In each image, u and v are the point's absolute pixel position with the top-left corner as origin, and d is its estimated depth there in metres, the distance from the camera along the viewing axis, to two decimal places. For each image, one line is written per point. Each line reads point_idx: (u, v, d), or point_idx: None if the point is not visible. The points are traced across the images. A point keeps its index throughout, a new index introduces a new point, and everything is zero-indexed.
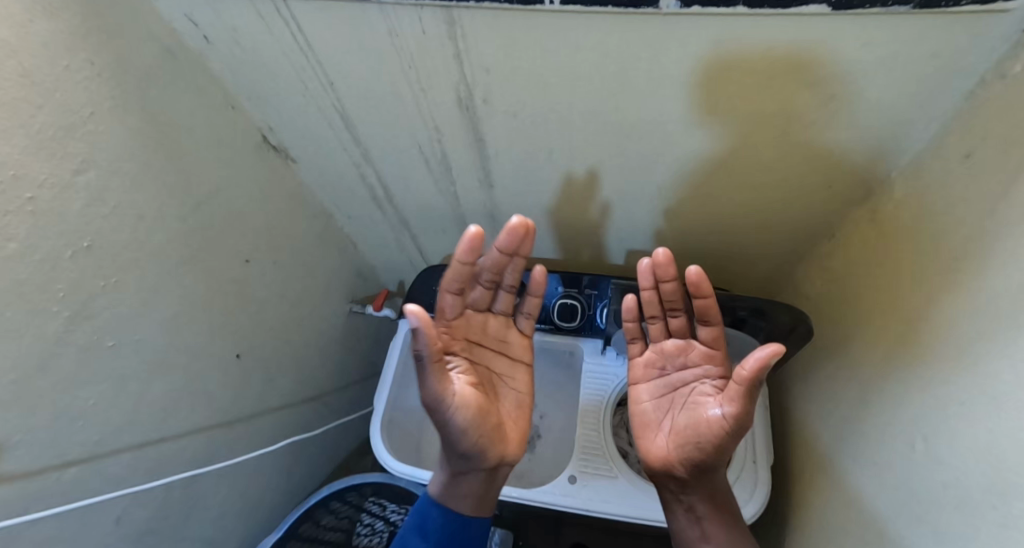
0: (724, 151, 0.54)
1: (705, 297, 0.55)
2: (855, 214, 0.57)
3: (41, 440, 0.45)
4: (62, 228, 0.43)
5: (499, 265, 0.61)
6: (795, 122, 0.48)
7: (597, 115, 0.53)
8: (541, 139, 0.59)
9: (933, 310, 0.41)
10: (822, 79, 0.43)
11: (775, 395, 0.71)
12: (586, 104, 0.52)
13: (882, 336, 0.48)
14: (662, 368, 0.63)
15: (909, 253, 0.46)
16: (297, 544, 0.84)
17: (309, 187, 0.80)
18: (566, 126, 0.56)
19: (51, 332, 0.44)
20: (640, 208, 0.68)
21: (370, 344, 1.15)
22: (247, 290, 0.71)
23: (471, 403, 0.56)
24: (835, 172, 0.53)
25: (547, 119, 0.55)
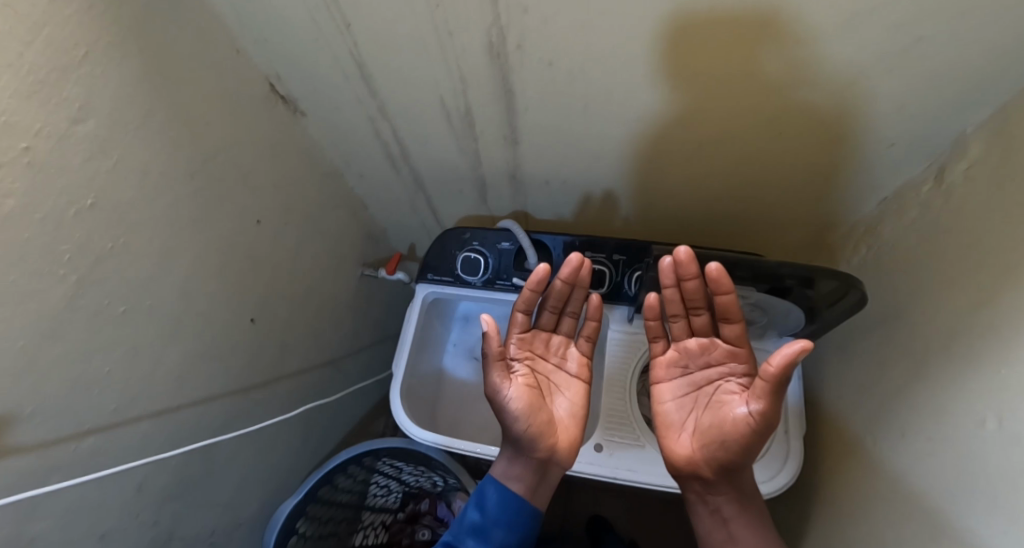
0: (783, 107, 0.49)
1: (729, 295, 0.52)
2: (913, 177, 0.53)
3: (57, 409, 0.43)
4: (63, 184, 0.39)
5: (561, 293, 0.65)
6: (873, 71, 0.43)
7: (638, 64, 0.48)
8: (575, 90, 0.54)
9: (1012, 284, 0.38)
10: (915, 18, 0.37)
11: (805, 365, 0.70)
12: (632, 52, 0.47)
13: (943, 308, 0.46)
14: (686, 366, 0.61)
15: (987, 220, 0.42)
16: (315, 507, 0.82)
17: (320, 143, 0.75)
18: (604, 76, 0.51)
19: (59, 297, 0.41)
20: (677, 169, 0.64)
21: (382, 308, 1.13)
22: (259, 252, 0.68)
23: (522, 403, 0.60)
24: (899, 134, 0.49)
25: (585, 68, 0.50)
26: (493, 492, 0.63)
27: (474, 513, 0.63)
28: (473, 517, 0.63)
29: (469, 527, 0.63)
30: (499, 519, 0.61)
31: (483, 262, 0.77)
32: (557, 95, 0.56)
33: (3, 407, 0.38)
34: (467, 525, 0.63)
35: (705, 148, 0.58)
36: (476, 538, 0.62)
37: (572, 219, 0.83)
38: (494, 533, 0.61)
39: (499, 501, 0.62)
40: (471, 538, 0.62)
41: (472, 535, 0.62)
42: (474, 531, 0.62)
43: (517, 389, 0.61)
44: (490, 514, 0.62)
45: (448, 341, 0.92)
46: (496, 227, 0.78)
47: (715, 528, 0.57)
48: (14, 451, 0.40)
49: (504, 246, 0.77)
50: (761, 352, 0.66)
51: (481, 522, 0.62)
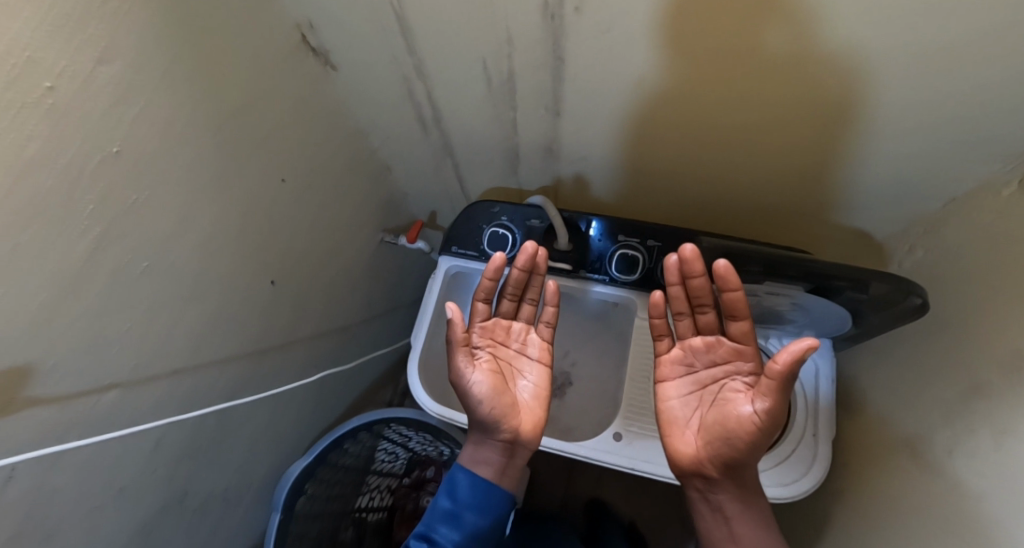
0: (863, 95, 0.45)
1: (733, 291, 0.51)
2: (994, 180, 0.49)
3: (75, 365, 0.42)
4: (88, 130, 0.37)
5: (519, 280, 0.64)
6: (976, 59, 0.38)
7: (703, 37, 0.44)
8: (631, 61, 0.50)
9: None
10: None
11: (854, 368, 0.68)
12: (700, 22, 0.42)
13: None
14: (691, 364, 0.59)
15: None
16: (322, 470, 0.82)
17: (348, 100, 0.71)
18: (665, 48, 0.47)
19: (80, 251, 0.39)
20: (728, 154, 0.60)
21: (398, 275, 1.11)
22: (281, 212, 0.66)
23: (488, 385, 0.58)
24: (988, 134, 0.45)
25: (644, 37, 0.46)
26: (466, 477, 0.61)
27: (445, 501, 0.61)
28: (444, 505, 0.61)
29: (439, 515, 0.60)
30: (472, 504, 0.60)
31: (510, 238, 0.74)
32: (609, 66, 0.51)
33: (24, 360, 0.37)
34: (439, 512, 0.60)
35: (730, 134, 0.56)
36: (449, 526, 0.59)
37: (604, 199, 0.80)
38: (467, 518, 0.60)
39: (473, 486, 0.60)
40: (444, 526, 0.59)
41: (444, 523, 0.60)
42: (444, 518, 0.60)
43: (480, 374, 0.59)
44: (464, 500, 0.60)
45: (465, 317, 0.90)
46: (527, 203, 0.74)
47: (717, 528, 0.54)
48: (35, 404, 0.39)
49: (533, 223, 0.74)
50: None
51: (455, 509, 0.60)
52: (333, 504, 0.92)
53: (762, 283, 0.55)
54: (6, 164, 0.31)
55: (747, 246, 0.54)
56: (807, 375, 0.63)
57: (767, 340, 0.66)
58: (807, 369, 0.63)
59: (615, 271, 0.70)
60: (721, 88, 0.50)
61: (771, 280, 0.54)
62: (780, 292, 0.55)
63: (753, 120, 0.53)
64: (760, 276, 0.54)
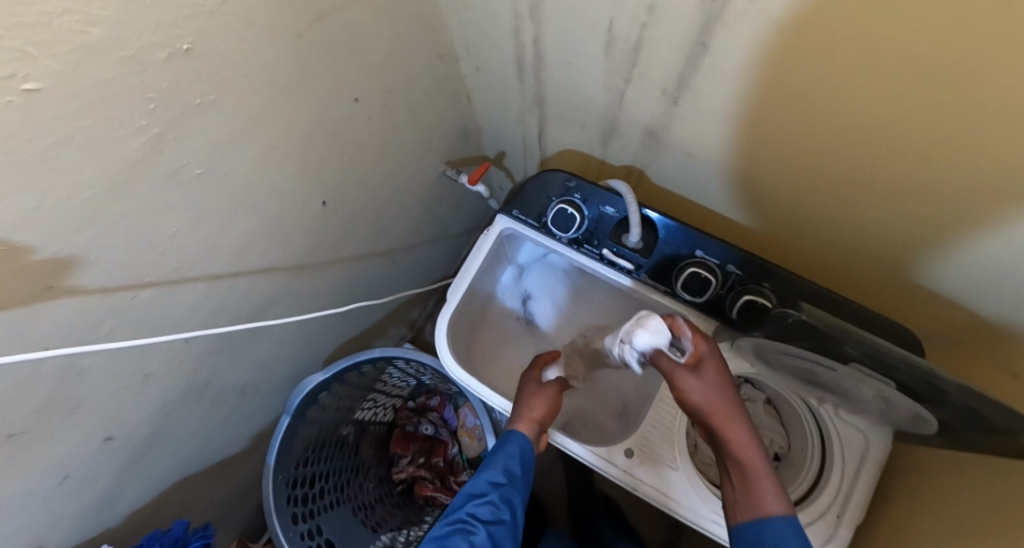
0: (916, 187, 0.45)
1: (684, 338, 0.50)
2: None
3: (119, 261, 0.40)
4: (158, 19, 0.32)
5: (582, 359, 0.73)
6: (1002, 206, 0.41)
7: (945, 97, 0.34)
8: (807, 73, 0.40)
9: None
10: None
11: (904, 466, 0.60)
12: (937, 71, 0.32)
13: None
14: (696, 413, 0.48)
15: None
16: (338, 384, 0.83)
17: (445, 17, 0.62)
18: (860, 73, 0.37)
19: (134, 151, 0.36)
20: (845, 185, 0.52)
21: (451, 209, 1.06)
22: (347, 132, 0.60)
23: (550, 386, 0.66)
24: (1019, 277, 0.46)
25: (868, 85, 0.38)
26: (523, 474, 0.60)
27: (492, 487, 0.59)
28: (494, 492, 0.59)
29: (488, 512, 0.58)
30: (518, 517, 0.60)
31: (578, 218, 0.67)
32: (793, 88, 0.43)
33: (64, 254, 0.35)
34: (476, 499, 0.59)
35: (859, 204, 0.53)
36: (498, 527, 0.58)
37: (692, 193, 0.70)
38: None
39: (513, 493, 0.60)
40: (487, 509, 0.58)
41: (495, 530, 0.58)
42: (504, 525, 0.58)
43: (533, 383, 0.65)
44: (503, 505, 0.59)
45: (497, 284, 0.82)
46: (608, 185, 0.67)
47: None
48: (76, 293, 0.38)
49: (605, 210, 0.66)
50: (845, 425, 0.61)
51: (505, 511, 0.59)
52: (340, 413, 0.93)
53: (851, 365, 0.47)
54: (62, 48, 0.27)
55: (841, 323, 0.45)
56: (850, 449, 0.60)
57: (820, 403, 0.63)
58: (855, 445, 0.60)
59: (680, 287, 0.63)
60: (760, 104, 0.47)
61: (861, 367, 0.46)
62: (863, 381, 0.47)
63: (876, 205, 0.51)
64: (850, 358, 0.47)
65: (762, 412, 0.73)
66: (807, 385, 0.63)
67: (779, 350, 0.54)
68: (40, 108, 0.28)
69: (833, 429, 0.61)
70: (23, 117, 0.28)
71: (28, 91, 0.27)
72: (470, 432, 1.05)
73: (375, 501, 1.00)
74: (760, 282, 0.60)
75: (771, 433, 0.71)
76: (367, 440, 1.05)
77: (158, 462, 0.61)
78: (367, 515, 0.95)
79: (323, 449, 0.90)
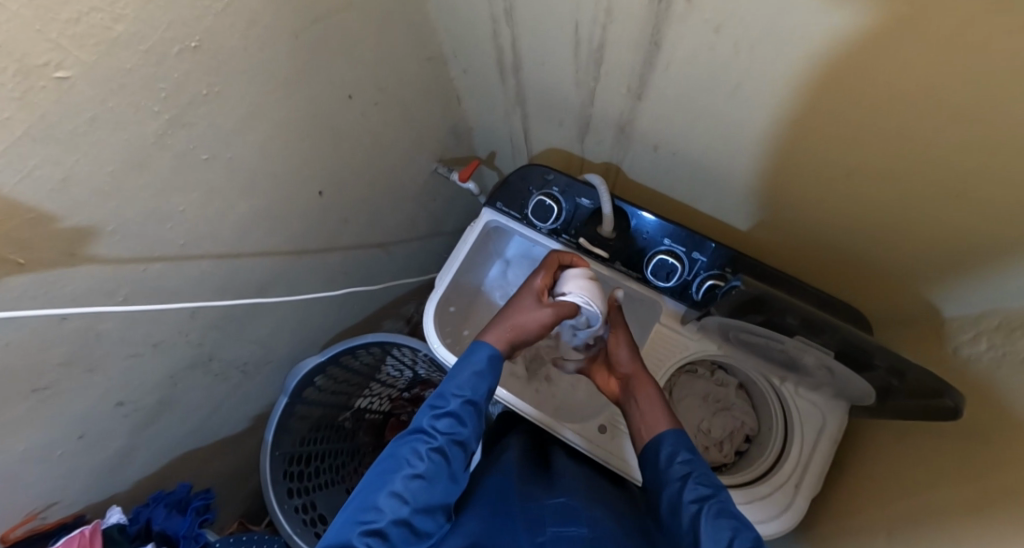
0: (863, 165, 0.50)
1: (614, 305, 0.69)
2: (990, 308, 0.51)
3: (134, 234, 0.46)
4: (172, 18, 0.37)
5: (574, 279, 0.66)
6: (939, 177, 0.46)
7: (880, 68, 0.39)
8: (752, 61, 0.45)
9: (1006, 504, 0.39)
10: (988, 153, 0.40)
11: (865, 440, 0.64)
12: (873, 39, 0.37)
13: (982, 472, 0.43)
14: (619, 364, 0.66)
15: (989, 413, 0.46)
16: (334, 368, 0.88)
17: (432, 23, 0.68)
18: (803, 56, 0.41)
19: (150, 133, 0.41)
20: (798, 171, 0.56)
21: (444, 207, 1.11)
22: (343, 127, 0.66)
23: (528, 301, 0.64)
24: (959, 249, 0.51)
25: (816, 65, 0.42)
26: (486, 385, 0.58)
27: (454, 396, 0.57)
28: (456, 404, 0.56)
29: (449, 425, 0.55)
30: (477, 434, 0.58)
31: (556, 209, 0.73)
32: (738, 79, 0.48)
33: (87, 222, 0.40)
34: (437, 411, 0.56)
35: (816, 189, 0.57)
36: (457, 440, 0.55)
37: (665, 187, 0.75)
38: (454, 463, 0.55)
39: (476, 407, 0.57)
40: (447, 421, 0.55)
41: (454, 444, 0.55)
42: (462, 440, 0.56)
43: (530, 297, 0.63)
44: (466, 417, 0.56)
45: (485, 280, 0.85)
46: (584, 178, 0.72)
47: (670, 452, 0.57)
48: (94, 260, 0.43)
49: (583, 202, 0.72)
50: (804, 403, 0.65)
51: (466, 422, 0.56)
52: (336, 399, 0.97)
53: (795, 336, 0.52)
54: (91, 41, 0.33)
55: (775, 291, 0.53)
56: (810, 424, 0.64)
57: (782, 383, 0.67)
58: (813, 420, 0.64)
59: (650, 273, 0.70)
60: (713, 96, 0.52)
61: (804, 337, 0.51)
62: (807, 351, 0.52)
63: (824, 190, 0.57)
64: (794, 329, 0.52)
65: (734, 396, 0.76)
66: (771, 365, 0.67)
67: (742, 328, 0.58)
68: (71, 92, 0.34)
69: (794, 407, 0.65)
70: (57, 99, 0.33)
71: (60, 78, 0.32)
72: None
73: None
74: (722, 267, 0.66)
75: (742, 415, 0.74)
76: (363, 428, 1.09)
77: (163, 430, 0.65)
78: None
79: (320, 431, 0.95)
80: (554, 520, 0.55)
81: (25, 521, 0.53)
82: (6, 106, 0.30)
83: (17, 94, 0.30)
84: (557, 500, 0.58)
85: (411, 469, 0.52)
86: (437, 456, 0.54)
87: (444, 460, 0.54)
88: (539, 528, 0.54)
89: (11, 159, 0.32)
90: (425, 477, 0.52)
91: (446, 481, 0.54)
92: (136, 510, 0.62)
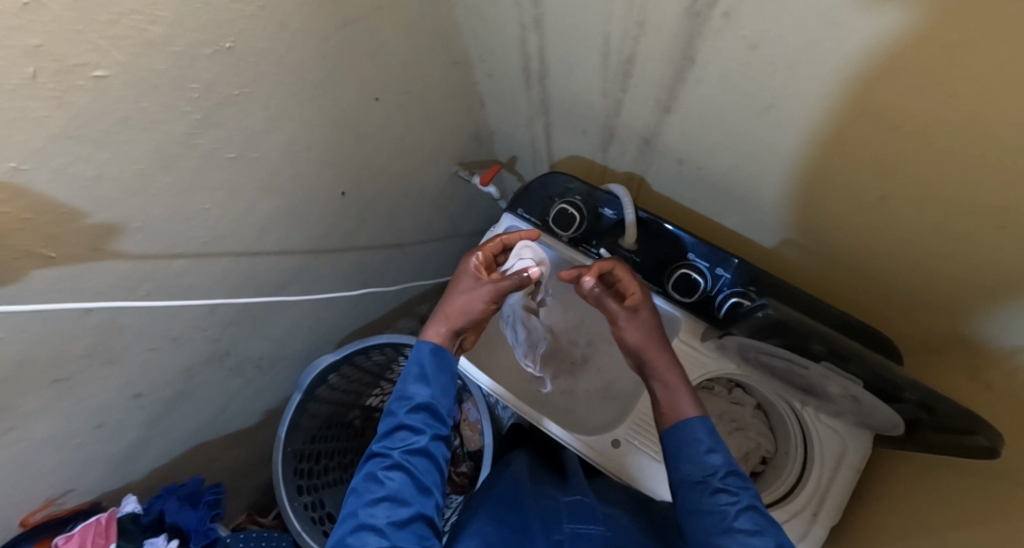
0: (900, 188, 0.48)
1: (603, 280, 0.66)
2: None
3: (158, 230, 0.46)
4: (206, 21, 0.37)
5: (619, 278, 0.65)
6: (983, 206, 0.43)
7: (924, 99, 0.38)
8: (788, 77, 0.43)
9: None
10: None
11: (890, 473, 0.61)
12: (915, 69, 0.36)
13: (1014, 517, 0.41)
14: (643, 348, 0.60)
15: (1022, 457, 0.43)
16: (346, 367, 0.88)
17: (461, 26, 0.67)
18: (843, 76, 0.40)
19: (179, 133, 0.42)
20: (830, 190, 0.54)
21: (463, 210, 1.10)
22: (367, 129, 0.66)
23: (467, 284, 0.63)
24: (996, 280, 0.48)
25: (856, 89, 0.41)
26: (433, 387, 0.57)
27: (401, 407, 0.56)
28: (405, 415, 0.55)
29: (402, 438, 0.54)
30: (443, 440, 0.56)
31: (578, 218, 0.72)
32: (774, 96, 0.46)
33: (115, 219, 0.41)
34: (385, 431, 0.55)
35: (849, 210, 0.55)
36: (415, 450, 0.53)
37: (688, 200, 0.73)
38: (422, 472, 0.52)
39: (428, 412, 0.56)
40: (399, 435, 0.54)
41: (414, 455, 0.53)
42: (423, 448, 0.53)
43: (468, 277, 0.63)
44: (419, 425, 0.55)
45: None
46: (606, 188, 0.71)
47: (701, 440, 0.54)
48: (119, 256, 0.44)
49: (605, 212, 0.71)
50: (826, 429, 0.63)
51: (421, 430, 0.54)
52: (347, 397, 0.97)
53: (821, 363, 0.51)
54: (128, 42, 0.33)
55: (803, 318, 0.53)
56: (831, 452, 0.62)
57: (803, 406, 0.65)
58: (834, 448, 0.62)
59: (671, 287, 0.69)
60: (743, 111, 0.51)
61: (830, 364, 0.51)
62: (831, 378, 0.50)
63: (857, 212, 0.55)
64: (820, 356, 0.51)
65: (752, 416, 0.74)
66: (793, 388, 0.66)
67: (759, 349, 0.56)
68: (106, 93, 0.34)
69: (817, 433, 0.63)
70: (92, 99, 0.33)
71: (96, 77, 0.33)
72: (471, 425, 0.97)
73: None
74: (745, 285, 0.65)
75: (758, 436, 0.72)
76: (373, 426, 1.10)
77: (178, 422, 0.66)
78: None
79: (330, 428, 0.95)
80: (570, 517, 0.55)
81: (43, 506, 0.54)
82: (43, 105, 0.31)
83: (55, 93, 0.31)
84: (574, 497, 0.58)
85: (371, 495, 0.50)
86: (398, 473, 0.51)
87: (406, 474, 0.51)
88: (555, 526, 0.53)
89: (46, 158, 0.33)
90: (390, 497, 0.49)
91: (416, 494, 0.50)
92: (150, 500, 0.63)
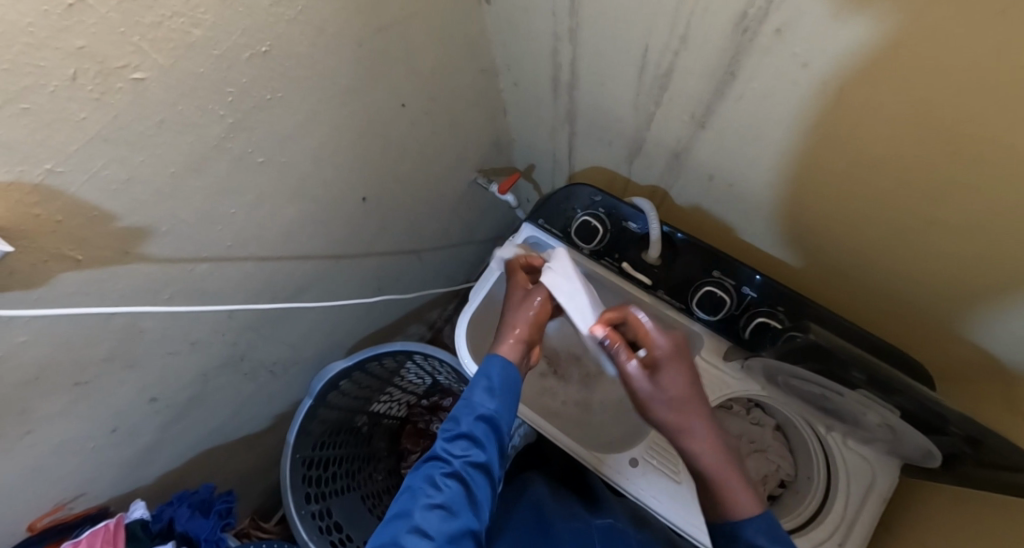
0: (943, 213, 0.47)
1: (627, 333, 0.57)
2: None
3: (184, 234, 0.45)
4: (247, 25, 0.37)
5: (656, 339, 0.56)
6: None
7: (979, 130, 0.37)
8: (838, 95, 0.42)
9: None
10: None
11: (922, 506, 0.59)
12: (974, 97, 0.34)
13: None
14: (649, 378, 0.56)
15: None
16: (358, 373, 0.87)
17: (490, 33, 0.67)
18: (896, 96, 0.39)
19: (212, 136, 0.41)
20: (868, 212, 0.53)
21: (479, 217, 1.09)
22: (393, 134, 0.65)
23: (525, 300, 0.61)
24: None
25: (909, 112, 0.39)
26: (501, 402, 0.54)
27: (466, 414, 0.53)
28: (468, 423, 0.52)
29: (463, 446, 0.51)
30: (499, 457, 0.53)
31: (601, 231, 0.71)
32: (819, 112, 0.45)
33: (142, 222, 0.40)
34: (448, 433, 0.52)
35: (886, 233, 0.54)
36: (475, 463, 0.50)
37: (715, 215, 0.72)
38: (478, 487, 0.50)
39: (491, 424, 0.53)
40: (461, 443, 0.51)
41: (474, 469, 0.51)
42: (480, 462, 0.51)
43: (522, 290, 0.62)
44: (480, 436, 0.52)
45: None
46: (631, 201, 0.70)
47: None
48: (146, 259, 0.43)
49: (630, 225, 0.70)
50: (852, 455, 0.62)
51: (483, 443, 0.52)
52: (357, 403, 0.96)
53: (859, 390, 0.50)
54: (168, 44, 0.32)
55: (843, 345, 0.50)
56: (857, 479, 0.61)
57: (828, 431, 0.64)
58: (860, 476, 0.61)
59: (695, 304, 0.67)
60: (785, 126, 0.49)
61: (869, 392, 0.49)
62: (870, 407, 0.50)
63: (894, 235, 0.53)
64: (858, 383, 0.49)
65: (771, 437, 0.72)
66: (817, 412, 0.64)
67: (792, 372, 0.57)
68: (143, 94, 0.33)
69: (843, 460, 0.62)
70: (130, 101, 0.32)
71: (136, 79, 0.32)
72: None
73: (382, 491, 1.04)
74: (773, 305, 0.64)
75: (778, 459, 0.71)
76: (379, 433, 1.08)
77: (190, 426, 0.65)
78: (374, 505, 0.99)
79: (338, 434, 0.94)
80: None
81: (51, 511, 0.53)
82: (82, 107, 0.30)
83: (94, 95, 0.30)
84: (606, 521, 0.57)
85: (427, 499, 0.47)
86: (456, 482, 0.49)
87: (462, 485, 0.49)
88: None
89: (80, 160, 0.32)
90: (445, 506, 0.47)
91: (469, 506, 0.48)
92: (160, 508, 0.63)
